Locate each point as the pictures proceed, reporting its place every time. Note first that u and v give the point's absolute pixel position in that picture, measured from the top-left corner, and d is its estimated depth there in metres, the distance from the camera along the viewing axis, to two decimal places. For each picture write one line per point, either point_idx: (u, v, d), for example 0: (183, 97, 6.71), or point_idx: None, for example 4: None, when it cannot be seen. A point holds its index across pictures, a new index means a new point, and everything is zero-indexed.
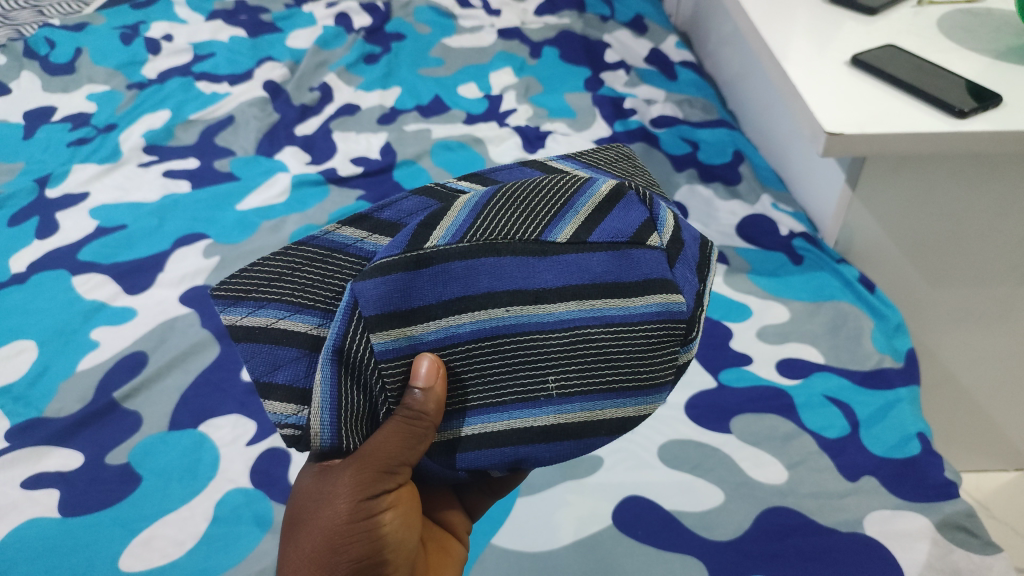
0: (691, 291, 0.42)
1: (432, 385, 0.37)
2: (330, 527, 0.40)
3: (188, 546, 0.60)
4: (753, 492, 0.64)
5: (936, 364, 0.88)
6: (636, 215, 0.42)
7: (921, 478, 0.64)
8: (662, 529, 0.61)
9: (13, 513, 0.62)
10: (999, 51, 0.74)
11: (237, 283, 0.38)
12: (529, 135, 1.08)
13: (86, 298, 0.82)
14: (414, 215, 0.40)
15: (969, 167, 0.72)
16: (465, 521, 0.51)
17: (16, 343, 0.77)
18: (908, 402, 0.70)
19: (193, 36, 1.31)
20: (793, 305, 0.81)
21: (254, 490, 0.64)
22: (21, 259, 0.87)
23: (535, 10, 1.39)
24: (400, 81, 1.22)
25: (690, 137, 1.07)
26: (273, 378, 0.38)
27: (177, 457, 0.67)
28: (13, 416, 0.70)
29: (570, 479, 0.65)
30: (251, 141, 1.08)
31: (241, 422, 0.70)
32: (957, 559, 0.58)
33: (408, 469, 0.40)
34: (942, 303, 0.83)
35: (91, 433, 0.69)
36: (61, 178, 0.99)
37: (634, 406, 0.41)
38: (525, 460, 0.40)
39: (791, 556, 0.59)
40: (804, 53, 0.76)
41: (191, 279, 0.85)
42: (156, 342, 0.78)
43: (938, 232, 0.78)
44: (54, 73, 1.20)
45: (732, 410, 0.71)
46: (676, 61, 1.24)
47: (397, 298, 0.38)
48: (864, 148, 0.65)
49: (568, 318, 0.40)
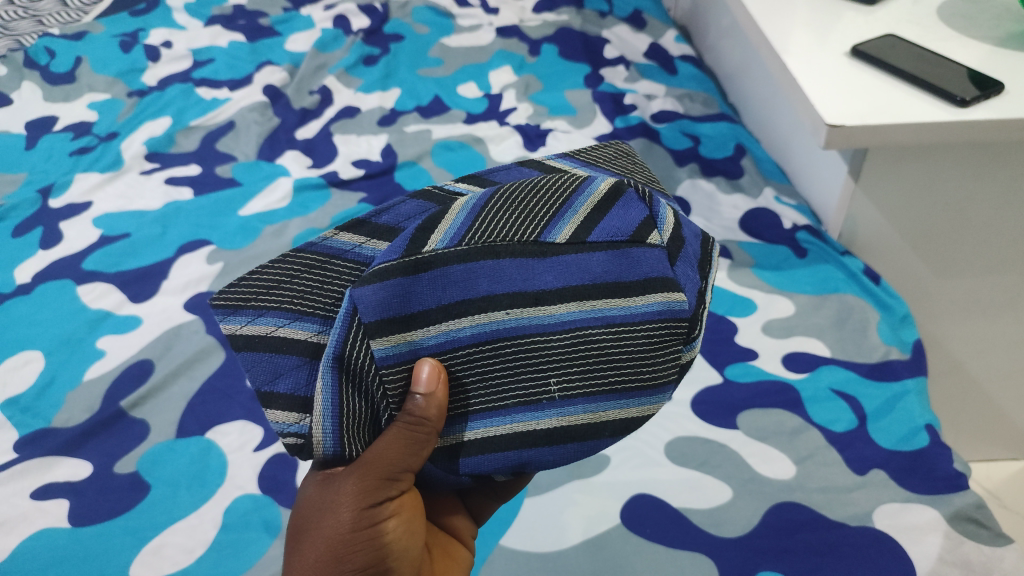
0: (692, 289, 0.42)
1: (433, 390, 0.37)
2: (334, 536, 0.40)
3: (197, 553, 0.60)
4: (761, 488, 0.63)
5: (943, 355, 0.88)
6: (636, 213, 0.42)
7: (930, 470, 0.63)
8: (669, 527, 0.61)
9: (24, 524, 0.62)
10: (1000, 38, 0.73)
11: (236, 291, 0.38)
12: (529, 133, 1.07)
13: (91, 307, 0.82)
14: (412, 219, 0.40)
15: (973, 156, 0.71)
16: (470, 526, 0.51)
17: (23, 353, 0.77)
18: (916, 394, 0.69)
19: (192, 42, 1.31)
20: (798, 298, 0.81)
21: (262, 496, 0.65)
22: (26, 270, 0.88)
23: (534, 8, 1.38)
24: (400, 82, 1.22)
25: (691, 132, 1.07)
26: (274, 387, 0.38)
27: (185, 464, 0.67)
28: (21, 427, 0.71)
29: (577, 479, 0.65)
30: (252, 146, 1.08)
31: (248, 428, 0.71)
32: (968, 551, 0.58)
33: (410, 476, 0.40)
34: (949, 293, 0.82)
35: (99, 443, 0.69)
36: (64, 187, 1.00)
37: (637, 407, 0.41)
38: (529, 463, 0.40)
39: (800, 551, 0.58)
40: (804, 44, 0.75)
41: (195, 285, 0.85)
42: (162, 349, 0.78)
43: (941, 221, 0.77)
44: (55, 82, 1.21)
45: (739, 405, 0.71)
46: (676, 55, 1.24)
47: (396, 303, 0.38)
48: (866, 140, 0.64)
49: (570, 319, 0.40)
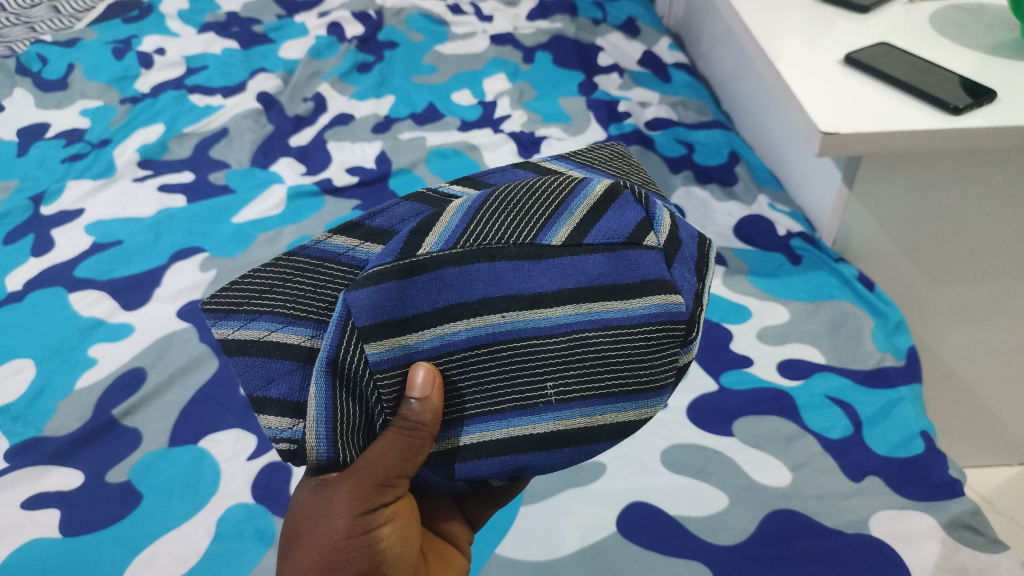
0: (690, 291, 0.42)
1: (429, 395, 0.37)
2: (327, 543, 0.39)
3: (189, 564, 0.59)
4: (758, 495, 0.63)
5: (937, 361, 0.88)
6: (632, 215, 0.41)
7: (925, 477, 0.63)
8: (666, 535, 0.60)
9: (14, 534, 0.61)
10: (992, 46, 0.74)
11: (227, 296, 0.37)
12: (524, 141, 1.07)
13: (83, 315, 0.81)
14: (406, 221, 0.39)
15: (966, 164, 0.71)
16: (467, 532, 0.50)
17: (14, 362, 0.76)
18: (910, 401, 0.69)
19: (186, 49, 1.31)
20: (792, 305, 0.81)
21: (255, 505, 0.64)
22: (17, 277, 0.87)
23: (528, 16, 1.39)
24: (394, 89, 1.22)
25: (685, 139, 1.07)
26: (267, 392, 0.38)
27: (177, 473, 0.66)
28: (11, 436, 0.70)
29: (573, 487, 0.64)
30: (245, 153, 1.07)
31: (241, 436, 0.70)
32: (964, 558, 0.58)
33: (405, 481, 0.39)
34: (943, 299, 0.82)
35: (91, 452, 0.68)
36: (56, 195, 0.99)
37: (635, 411, 0.41)
38: (525, 468, 0.40)
39: (797, 559, 0.58)
40: (798, 52, 0.76)
41: (188, 293, 0.85)
42: (154, 357, 0.77)
43: (934, 228, 0.77)
44: (47, 89, 1.20)
45: (735, 412, 0.70)
46: (669, 63, 1.25)
47: (391, 306, 0.37)
48: (861, 147, 0.64)
49: (566, 322, 0.39)
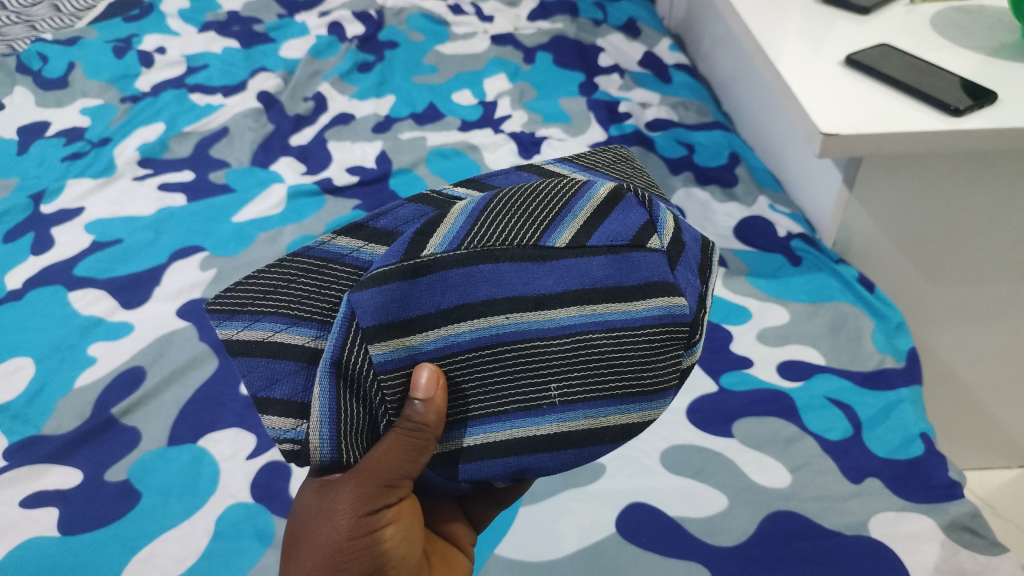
0: (693, 294, 0.42)
1: (432, 396, 0.37)
2: (331, 544, 0.40)
3: (189, 563, 0.59)
4: (757, 496, 0.63)
5: (937, 363, 0.88)
6: (636, 217, 0.42)
7: (925, 479, 0.63)
8: (666, 536, 0.60)
9: (13, 533, 0.61)
10: (994, 48, 0.74)
11: (232, 296, 0.37)
12: (524, 141, 1.07)
13: (82, 314, 0.81)
14: (411, 222, 0.39)
15: (966, 166, 0.72)
16: (469, 533, 0.50)
17: (13, 360, 0.76)
18: (910, 403, 0.69)
19: (186, 48, 1.31)
20: (792, 306, 0.81)
21: (254, 505, 0.64)
22: (17, 276, 0.87)
23: (528, 16, 1.39)
24: (395, 89, 1.22)
25: (686, 139, 1.07)
26: (270, 393, 0.38)
27: (176, 473, 0.66)
28: (11, 434, 0.70)
29: (572, 487, 0.65)
30: (246, 152, 1.07)
31: (240, 436, 0.70)
32: (963, 560, 0.58)
33: (408, 483, 0.39)
34: (943, 301, 0.82)
35: (89, 451, 0.68)
36: (55, 193, 0.99)
37: (639, 412, 0.41)
38: (528, 469, 0.40)
39: (796, 559, 0.58)
40: (798, 52, 0.76)
41: (187, 293, 0.85)
42: (154, 356, 0.77)
43: (933, 230, 0.77)
44: (47, 87, 1.20)
45: (735, 413, 0.70)
46: (670, 64, 1.25)
47: (395, 307, 0.37)
48: (861, 148, 0.64)
49: (570, 324, 0.39)
